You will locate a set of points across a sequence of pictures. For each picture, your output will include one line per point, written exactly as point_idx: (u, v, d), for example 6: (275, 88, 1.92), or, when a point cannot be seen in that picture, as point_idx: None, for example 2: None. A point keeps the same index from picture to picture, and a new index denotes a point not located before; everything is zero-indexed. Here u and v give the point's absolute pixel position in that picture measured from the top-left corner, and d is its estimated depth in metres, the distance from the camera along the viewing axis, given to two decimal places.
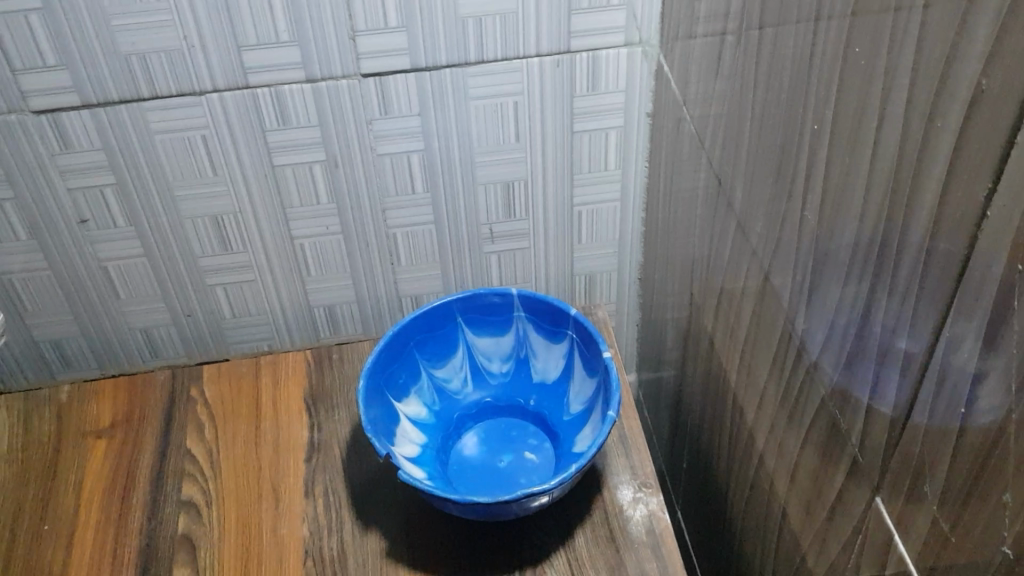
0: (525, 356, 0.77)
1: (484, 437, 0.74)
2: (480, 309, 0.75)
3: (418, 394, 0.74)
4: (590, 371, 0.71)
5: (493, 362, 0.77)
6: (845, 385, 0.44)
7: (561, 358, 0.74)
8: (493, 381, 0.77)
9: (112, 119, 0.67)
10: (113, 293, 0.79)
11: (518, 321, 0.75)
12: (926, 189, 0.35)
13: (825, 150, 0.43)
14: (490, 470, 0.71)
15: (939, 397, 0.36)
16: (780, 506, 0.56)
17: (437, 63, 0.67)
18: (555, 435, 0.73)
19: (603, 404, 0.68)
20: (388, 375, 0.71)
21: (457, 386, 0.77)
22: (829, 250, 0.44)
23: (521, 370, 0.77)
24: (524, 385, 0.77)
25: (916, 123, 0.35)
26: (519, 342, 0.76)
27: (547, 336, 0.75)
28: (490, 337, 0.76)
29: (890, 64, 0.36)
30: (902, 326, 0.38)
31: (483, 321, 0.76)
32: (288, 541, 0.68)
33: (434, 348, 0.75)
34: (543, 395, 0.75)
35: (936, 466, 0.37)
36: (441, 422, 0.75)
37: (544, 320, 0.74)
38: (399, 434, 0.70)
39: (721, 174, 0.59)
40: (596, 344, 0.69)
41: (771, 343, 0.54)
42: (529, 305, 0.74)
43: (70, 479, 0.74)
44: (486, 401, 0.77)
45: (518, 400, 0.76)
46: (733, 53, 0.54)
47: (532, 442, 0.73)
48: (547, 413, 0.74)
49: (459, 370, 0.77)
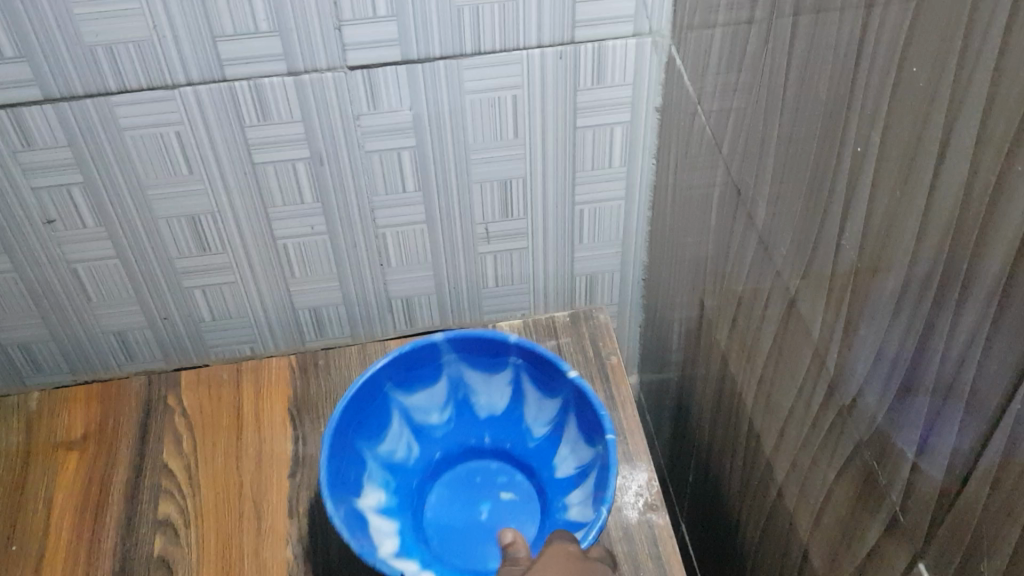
0: (463, 397, 0.72)
1: (451, 493, 0.70)
2: (409, 366, 0.69)
3: (373, 482, 0.67)
4: (548, 393, 0.68)
5: (431, 414, 0.72)
6: (885, 435, 0.40)
7: (506, 386, 0.71)
8: (437, 434, 0.72)
9: (78, 114, 0.61)
10: (84, 295, 0.74)
11: (450, 364, 0.70)
12: (999, 233, 0.30)
13: (871, 172, 0.38)
14: (475, 527, 0.67)
15: (1010, 466, 0.31)
16: (801, 544, 0.52)
17: (430, 54, 0.62)
18: (529, 468, 0.71)
19: (583, 427, 0.66)
20: (342, 476, 0.63)
21: (404, 453, 0.71)
22: (870, 286, 0.40)
23: (461, 412, 0.73)
24: (468, 426, 0.73)
25: (992, 157, 0.30)
26: (454, 385, 0.72)
27: (485, 369, 0.71)
28: (424, 389, 0.71)
29: (959, 90, 0.32)
30: (962, 385, 0.34)
31: (414, 377, 0.70)
32: (271, 565, 0.65)
33: (371, 424, 0.68)
34: (496, 430, 0.73)
35: (1001, 544, 0.33)
36: (403, 499, 0.68)
37: (480, 354, 0.70)
38: (375, 531, 0.63)
39: (741, 182, 0.55)
40: (553, 367, 0.67)
41: (796, 373, 0.50)
42: (461, 344, 0.69)
43: (40, 496, 0.70)
44: (436, 457, 0.72)
45: (468, 444, 0.73)
46: (760, 46, 0.49)
47: (502, 482, 0.70)
48: (508, 445, 0.72)
49: (400, 438, 0.70)
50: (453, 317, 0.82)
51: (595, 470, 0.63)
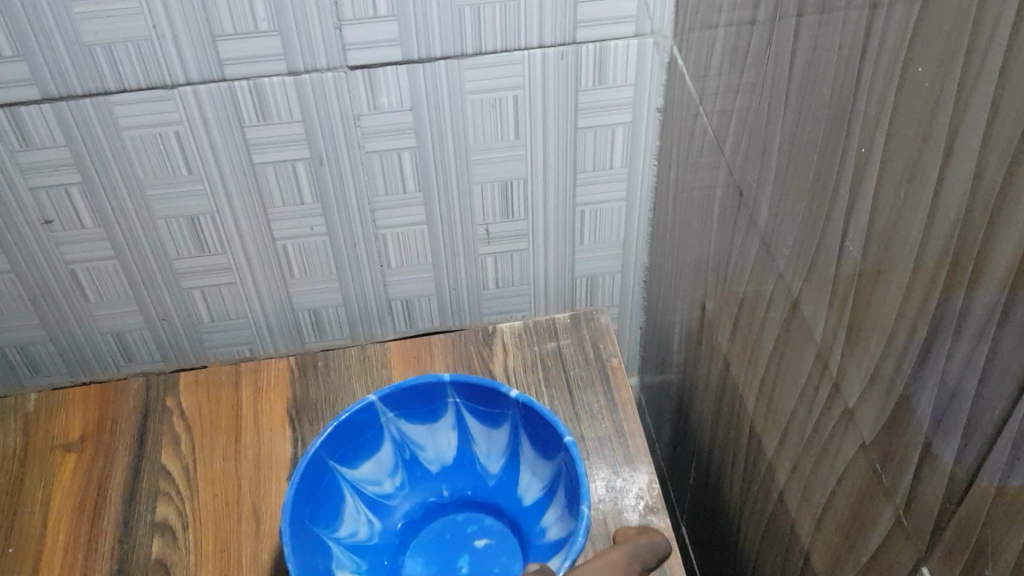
0: (411, 456, 0.71)
1: (426, 556, 0.67)
2: (349, 438, 0.66)
3: (344, 567, 0.64)
4: (494, 424, 0.68)
5: (383, 483, 0.70)
6: (888, 438, 0.40)
7: (451, 431, 0.70)
8: (393, 502, 0.70)
9: (76, 114, 0.61)
10: (82, 296, 0.73)
11: (390, 425, 0.69)
12: (1006, 233, 0.30)
13: (875, 173, 0.38)
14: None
15: (1016, 469, 0.31)
16: (802, 547, 0.52)
17: (430, 55, 0.62)
18: (498, 512, 0.69)
19: (536, 444, 0.66)
20: (311, 561, 0.60)
21: (366, 533, 0.67)
22: (874, 288, 0.39)
23: (412, 472, 0.71)
24: (422, 484, 0.71)
25: (996, 156, 0.30)
26: (399, 445, 0.70)
27: (425, 419, 0.70)
28: (369, 459, 0.69)
29: (964, 90, 0.31)
30: (967, 389, 0.33)
31: (356, 449, 0.67)
32: (269, 567, 0.65)
33: (326, 510, 0.64)
34: (452, 478, 0.71)
35: (1006, 548, 0.32)
36: None
37: (415, 404, 0.68)
38: None
39: (744, 183, 0.54)
40: (491, 394, 0.67)
41: (798, 376, 0.49)
42: (394, 400, 0.68)
43: (37, 498, 0.70)
44: (400, 527, 0.69)
45: (428, 507, 0.70)
46: (763, 47, 0.49)
47: (472, 534, 0.69)
48: (468, 492, 0.71)
49: (357, 519, 0.67)
50: (453, 319, 0.82)
51: (563, 485, 0.63)
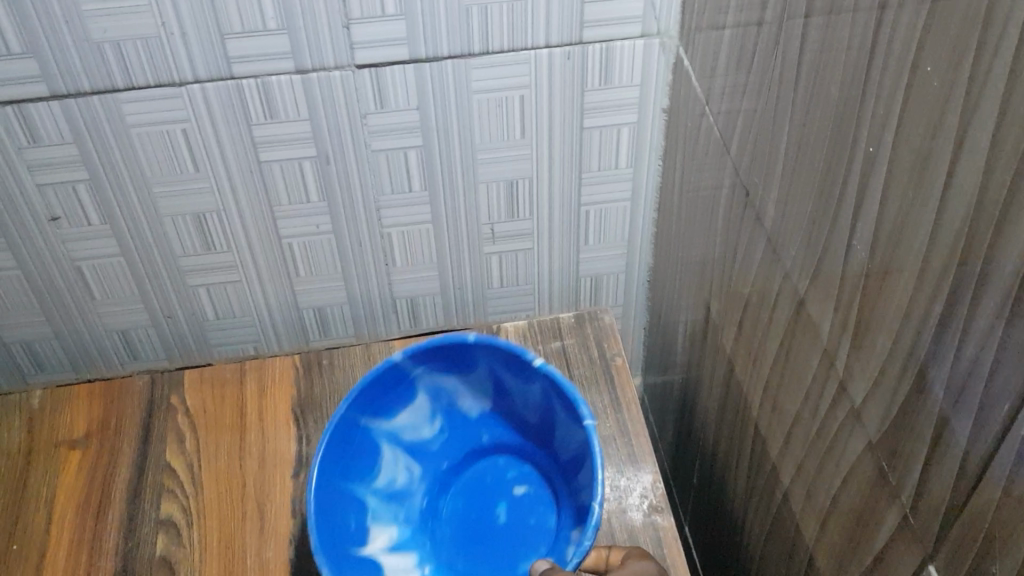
0: (448, 401, 0.71)
1: (465, 503, 0.69)
2: (382, 391, 0.68)
3: (379, 521, 0.66)
4: (525, 382, 0.68)
5: (422, 430, 0.71)
6: (894, 438, 0.40)
7: (484, 381, 0.70)
8: (434, 446, 0.71)
9: (84, 111, 0.61)
10: (87, 293, 0.73)
11: (422, 378, 0.69)
12: (1015, 233, 0.30)
13: (883, 173, 0.38)
14: (499, 529, 0.66)
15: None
16: (807, 547, 0.52)
17: (437, 54, 0.62)
18: (540, 460, 0.69)
19: (563, 408, 0.65)
20: (336, 525, 0.63)
21: (405, 479, 0.69)
22: (881, 287, 0.40)
23: (453, 415, 0.72)
24: (463, 427, 0.72)
25: (1005, 156, 0.30)
26: (434, 395, 0.71)
27: (458, 372, 0.70)
28: (405, 409, 0.70)
29: (973, 90, 0.32)
30: (975, 388, 0.33)
31: (388, 402, 0.69)
32: (274, 564, 0.65)
33: (358, 465, 0.67)
34: (491, 425, 0.72)
35: (1013, 548, 0.32)
36: (417, 525, 0.67)
37: (447, 358, 0.69)
38: None
39: (750, 183, 0.54)
40: (520, 358, 0.66)
41: (803, 376, 0.50)
42: (425, 356, 0.68)
43: (41, 495, 0.70)
44: (443, 467, 0.70)
45: (472, 446, 0.71)
46: (770, 47, 0.49)
47: (515, 479, 0.69)
48: (508, 438, 0.71)
49: (397, 466, 0.69)
50: (457, 318, 0.82)
51: (587, 459, 0.63)
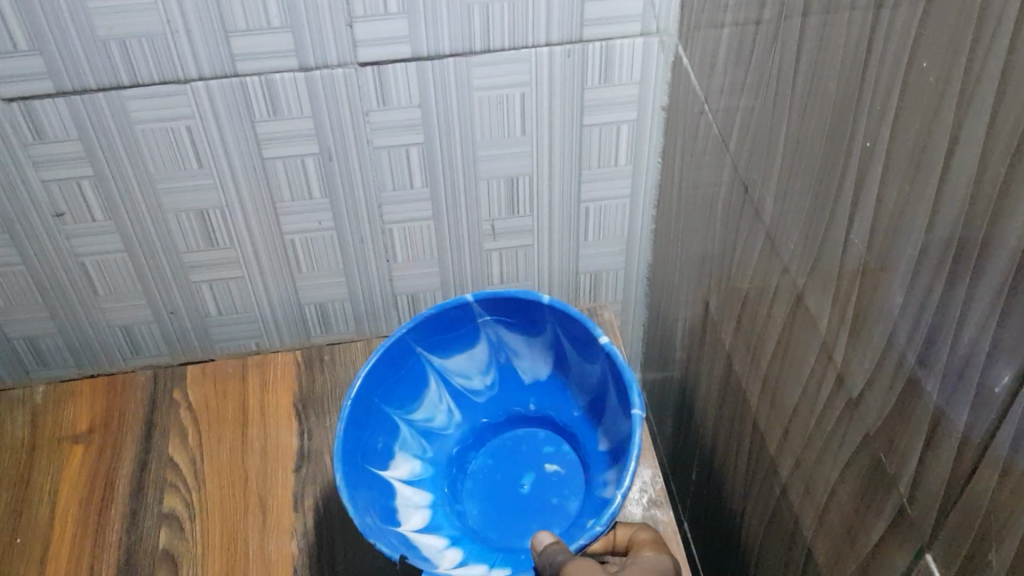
0: (505, 359, 0.73)
1: (492, 464, 0.71)
2: (442, 328, 0.70)
3: (408, 451, 0.69)
4: (588, 358, 0.67)
5: (474, 378, 0.73)
6: (890, 430, 0.41)
7: (546, 350, 0.71)
8: (480, 398, 0.73)
9: (90, 107, 0.62)
10: (91, 289, 0.74)
11: (486, 327, 0.71)
12: (1009, 225, 0.31)
13: (880, 168, 0.39)
14: (517, 499, 0.67)
15: (1018, 457, 0.32)
16: (804, 541, 0.53)
17: (440, 52, 0.62)
18: (574, 440, 0.70)
19: (619, 392, 0.64)
20: (364, 442, 0.65)
21: (443, 421, 0.72)
22: (879, 281, 0.40)
23: (504, 374, 0.73)
24: (514, 391, 0.73)
25: (1000, 150, 0.31)
26: (495, 348, 0.72)
27: (522, 333, 0.71)
28: (462, 354, 0.72)
29: (968, 85, 0.32)
30: (970, 380, 0.34)
31: (447, 342, 0.71)
32: (276, 559, 0.66)
33: (403, 390, 0.70)
34: (542, 397, 0.73)
35: (1007, 536, 0.33)
36: (440, 468, 0.70)
37: (516, 316, 0.69)
38: (402, 506, 0.64)
39: (749, 179, 0.55)
40: (590, 333, 0.66)
41: (801, 370, 0.50)
42: (494, 307, 0.69)
43: (45, 489, 0.71)
44: (481, 422, 0.73)
45: (516, 407, 0.73)
46: (768, 46, 0.50)
47: (548, 454, 0.70)
48: (553, 413, 0.72)
49: (439, 406, 0.72)
50: None
51: (626, 449, 0.63)
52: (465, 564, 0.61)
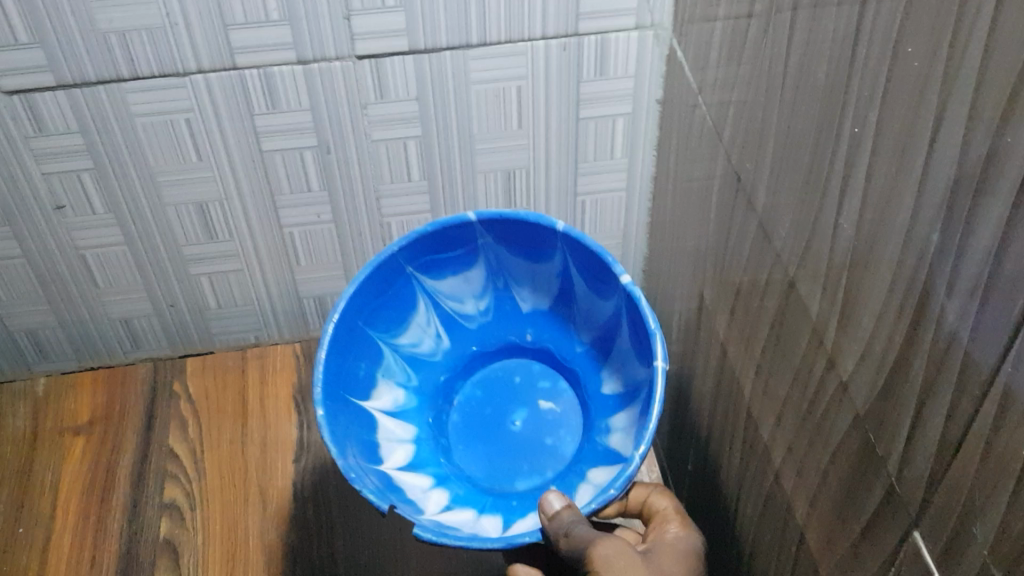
0: (502, 285, 0.68)
1: (481, 397, 0.68)
2: (436, 248, 0.64)
3: (392, 379, 0.66)
4: (600, 295, 0.62)
5: (467, 303, 0.68)
6: (878, 412, 0.41)
7: (550, 280, 0.66)
8: (471, 325, 0.69)
9: (90, 100, 0.62)
10: (91, 282, 0.75)
11: (485, 251, 0.65)
12: (991, 206, 0.31)
13: (867, 155, 0.40)
14: (507, 437, 0.66)
15: (998, 437, 0.32)
16: (797, 526, 0.53)
17: (437, 45, 0.63)
18: (570, 375, 0.68)
19: (634, 341, 0.60)
20: (345, 372, 0.61)
21: (430, 346, 0.68)
22: (867, 266, 0.41)
23: (501, 299, 0.68)
24: (510, 317, 0.69)
25: (982, 131, 0.31)
26: (492, 273, 0.67)
27: (526, 259, 0.65)
28: (456, 277, 0.67)
29: (951, 69, 0.33)
30: (954, 361, 0.35)
31: (441, 264, 0.65)
32: (274, 547, 0.68)
33: (389, 313, 0.65)
34: (540, 328, 0.69)
35: (989, 512, 0.34)
36: (426, 398, 0.67)
37: (521, 242, 0.63)
38: (385, 440, 0.62)
39: (742, 169, 0.56)
40: (608, 269, 0.60)
41: (793, 356, 0.51)
42: (496, 229, 0.63)
43: (47, 479, 0.72)
44: (472, 351, 0.69)
45: (509, 335, 0.69)
46: (760, 39, 0.50)
47: (541, 390, 0.68)
48: (551, 345, 0.68)
49: (426, 331, 0.68)
50: None
51: (643, 394, 0.59)
52: (453, 510, 0.60)
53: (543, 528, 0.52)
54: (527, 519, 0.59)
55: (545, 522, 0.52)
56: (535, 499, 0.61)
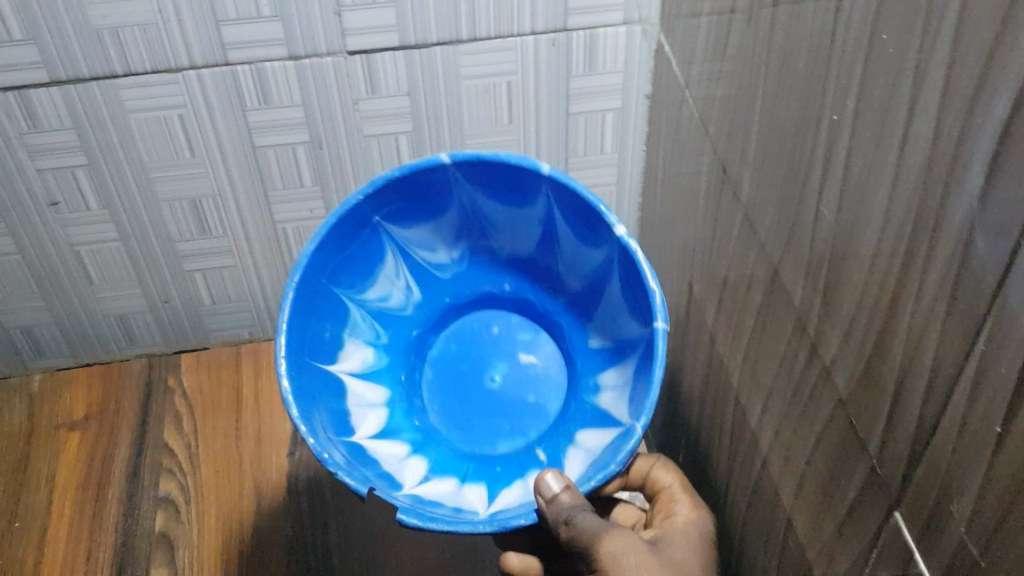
0: (476, 233, 0.64)
1: (456, 352, 0.67)
2: (405, 196, 0.61)
3: (360, 338, 0.64)
4: (589, 243, 0.59)
5: (440, 252, 0.65)
6: (858, 395, 0.42)
7: (531, 226, 0.62)
8: (443, 274, 0.66)
9: (84, 97, 0.63)
10: (86, 278, 0.75)
11: (459, 195, 0.61)
12: (962, 186, 0.32)
13: (846, 142, 0.40)
14: (484, 395, 0.65)
15: (972, 414, 0.33)
16: (785, 513, 0.54)
17: (426, 41, 0.63)
18: (552, 326, 0.66)
19: (626, 294, 0.58)
20: (308, 337, 0.59)
21: (399, 300, 0.66)
22: (846, 251, 0.42)
23: (474, 247, 0.65)
24: (486, 266, 0.66)
25: (953, 115, 0.32)
26: (466, 219, 0.63)
27: (505, 203, 0.61)
28: (427, 224, 0.63)
29: (924, 54, 0.33)
30: (929, 342, 0.35)
31: (411, 211, 0.62)
32: (269, 539, 0.69)
33: (355, 268, 0.62)
34: (519, 277, 0.66)
35: (965, 489, 0.34)
36: (397, 356, 0.66)
37: (500, 185, 0.60)
38: (357, 408, 0.61)
39: (727, 160, 0.56)
40: (598, 217, 0.56)
41: (778, 344, 0.51)
42: (471, 171, 0.59)
43: (43, 473, 0.73)
44: (444, 302, 0.67)
45: (485, 284, 0.67)
46: (743, 33, 0.51)
47: (521, 341, 0.67)
48: (530, 295, 0.66)
49: (395, 284, 0.65)
50: None
51: (640, 352, 0.57)
52: (432, 480, 0.59)
53: (538, 509, 0.51)
54: (512, 490, 0.58)
55: (543, 506, 0.50)
56: (518, 468, 0.61)
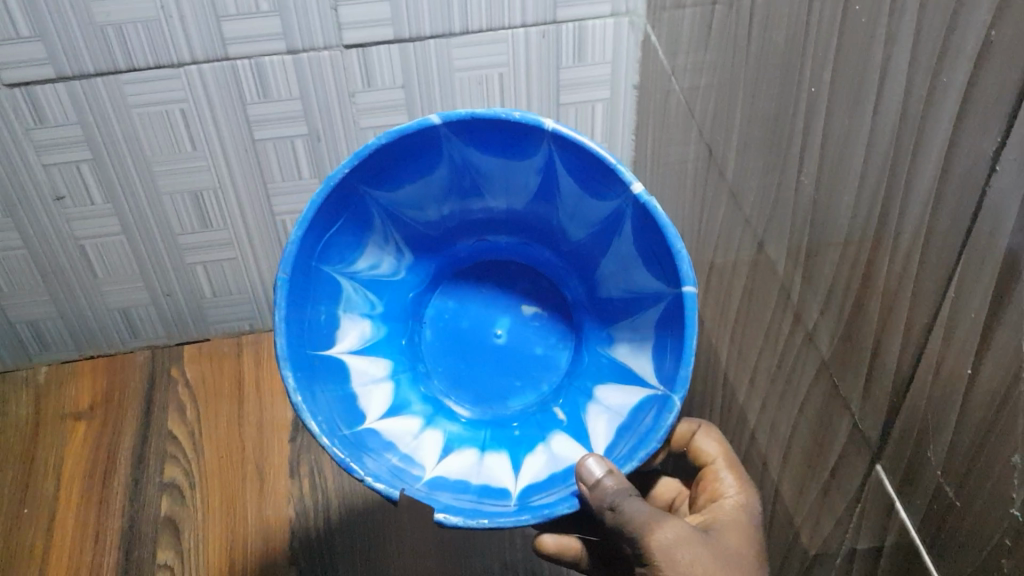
0: (467, 190, 0.62)
1: (456, 313, 0.67)
2: (397, 163, 0.58)
3: (357, 311, 0.62)
4: (597, 196, 0.57)
5: (429, 209, 0.63)
6: (840, 358, 0.44)
7: (528, 179, 0.60)
8: (432, 233, 0.65)
9: (89, 93, 0.65)
10: (90, 272, 0.77)
11: (450, 150, 0.58)
12: (931, 146, 0.34)
13: (823, 113, 0.42)
14: (491, 352, 0.66)
15: (944, 361, 0.35)
16: (773, 483, 0.56)
17: (421, 33, 0.66)
18: (549, 271, 0.67)
19: (639, 248, 0.55)
20: (307, 324, 0.56)
21: (390, 267, 0.64)
22: (825, 220, 0.44)
23: (465, 204, 0.64)
24: (478, 219, 0.65)
25: (921, 79, 0.34)
26: (457, 174, 0.60)
27: (499, 155, 0.58)
28: (415, 183, 0.60)
29: (893, 24, 0.36)
30: (903, 298, 0.37)
31: (401, 171, 0.58)
32: (273, 522, 0.71)
33: (344, 240, 0.59)
34: (514, 229, 0.66)
35: (940, 434, 0.36)
36: (394, 324, 0.65)
37: (497, 138, 0.56)
38: (364, 389, 0.59)
39: (712, 142, 0.58)
40: (609, 169, 0.54)
41: (763, 317, 0.53)
42: (465, 130, 0.56)
43: (50, 462, 0.75)
44: (435, 262, 0.67)
45: (476, 236, 0.67)
46: (725, 19, 0.53)
47: (517, 288, 0.67)
48: (525, 245, 0.67)
49: (384, 251, 0.63)
50: None
51: (649, 306, 0.57)
52: (453, 451, 0.59)
53: (581, 496, 0.49)
54: (537, 455, 0.58)
55: (587, 493, 0.48)
56: (537, 428, 0.61)
